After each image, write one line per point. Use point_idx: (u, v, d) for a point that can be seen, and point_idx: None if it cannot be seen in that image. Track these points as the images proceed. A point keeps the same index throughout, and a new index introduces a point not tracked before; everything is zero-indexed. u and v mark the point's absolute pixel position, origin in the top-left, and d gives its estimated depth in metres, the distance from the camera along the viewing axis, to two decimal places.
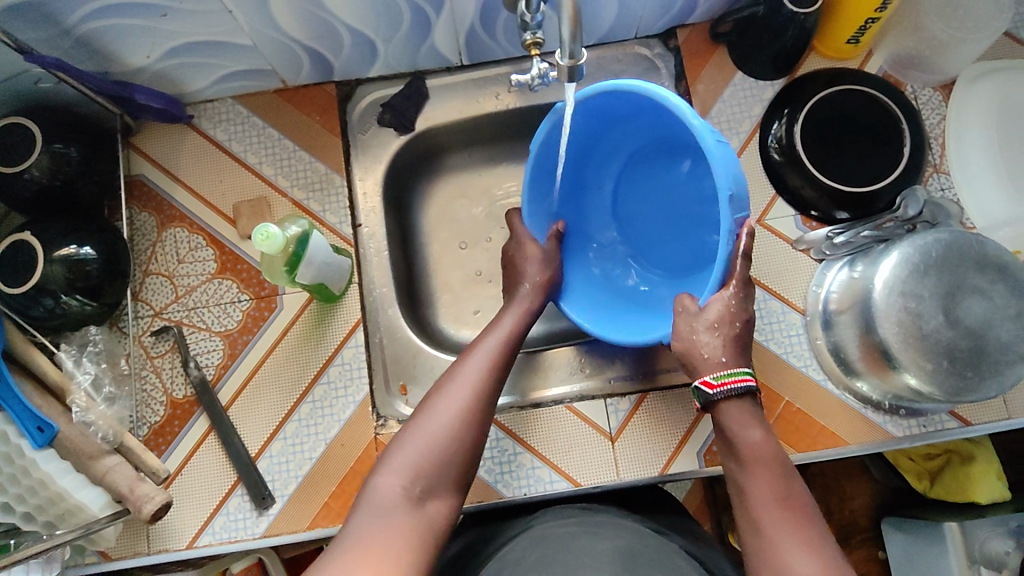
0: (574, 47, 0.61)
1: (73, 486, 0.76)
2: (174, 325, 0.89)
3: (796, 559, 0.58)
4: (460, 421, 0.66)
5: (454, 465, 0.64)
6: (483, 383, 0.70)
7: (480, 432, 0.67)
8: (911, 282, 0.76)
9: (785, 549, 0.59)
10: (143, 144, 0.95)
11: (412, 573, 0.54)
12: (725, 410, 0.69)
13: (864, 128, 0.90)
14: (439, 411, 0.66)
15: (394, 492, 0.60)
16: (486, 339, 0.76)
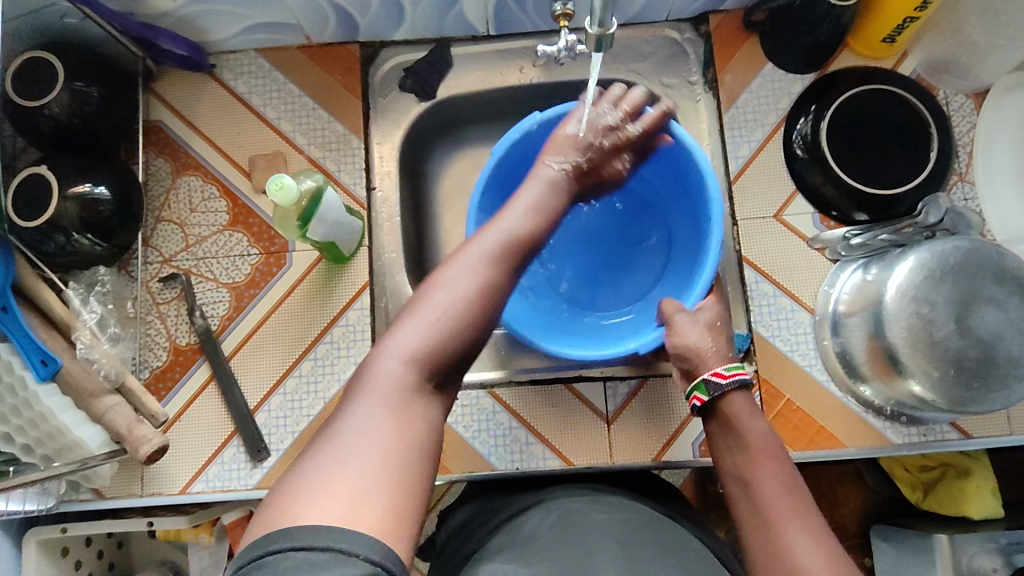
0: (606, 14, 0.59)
1: (73, 422, 0.77)
2: (183, 273, 0.90)
3: (800, 544, 0.57)
4: (478, 302, 0.60)
5: (466, 348, 0.60)
6: (500, 267, 0.64)
7: (492, 314, 0.62)
8: (925, 288, 0.75)
9: (789, 533, 0.58)
10: (163, 90, 0.94)
11: (426, 470, 0.52)
12: (729, 401, 0.69)
13: (892, 130, 0.88)
14: (450, 292, 0.60)
15: (404, 377, 0.56)
16: (507, 216, 0.68)
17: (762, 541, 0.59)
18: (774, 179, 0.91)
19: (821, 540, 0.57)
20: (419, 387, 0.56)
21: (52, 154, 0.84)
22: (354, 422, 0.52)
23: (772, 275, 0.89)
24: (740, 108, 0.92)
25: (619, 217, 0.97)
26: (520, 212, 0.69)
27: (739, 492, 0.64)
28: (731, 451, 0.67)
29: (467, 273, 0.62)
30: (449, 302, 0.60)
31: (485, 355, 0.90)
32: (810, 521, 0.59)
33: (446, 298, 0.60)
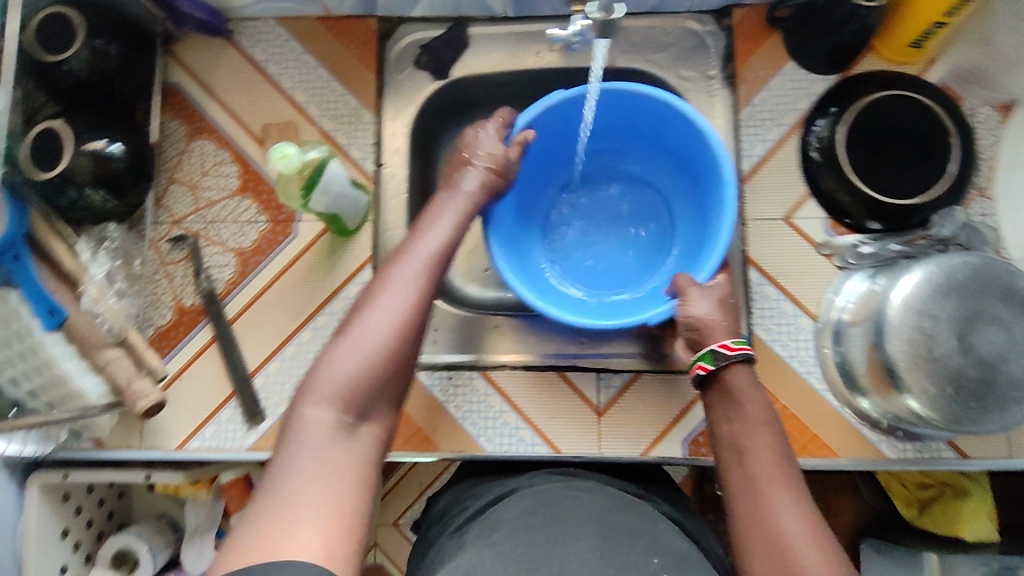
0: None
1: (75, 372, 0.80)
2: (192, 235, 0.91)
3: (784, 512, 0.59)
4: (396, 326, 0.60)
5: (392, 377, 0.59)
6: (420, 293, 0.62)
7: (415, 341, 0.61)
8: (930, 303, 0.73)
9: (775, 500, 0.60)
10: (183, 53, 0.96)
11: (356, 508, 0.51)
12: (725, 377, 0.70)
13: (912, 138, 0.86)
14: (369, 327, 0.59)
15: (326, 418, 0.55)
16: (419, 238, 0.68)
17: (749, 515, 0.60)
18: (787, 181, 0.89)
19: (811, 519, 0.58)
20: (345, 423, 0.56)
21: (70, 110, 0.86)
22: (284, 469, 0.52)
23: (777, 278, 0.87)
24: (758, 106, 0.90)
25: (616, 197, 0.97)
26: (437, 233, 0.69)
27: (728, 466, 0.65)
28: (726, 429, 0.67)
29: (386, 303, 0.61)
30: (369, 336, 0.58)
31: (481, 337, 0.90)
32: (799, 496, 0.60)
33: (365, 333, 0.59)
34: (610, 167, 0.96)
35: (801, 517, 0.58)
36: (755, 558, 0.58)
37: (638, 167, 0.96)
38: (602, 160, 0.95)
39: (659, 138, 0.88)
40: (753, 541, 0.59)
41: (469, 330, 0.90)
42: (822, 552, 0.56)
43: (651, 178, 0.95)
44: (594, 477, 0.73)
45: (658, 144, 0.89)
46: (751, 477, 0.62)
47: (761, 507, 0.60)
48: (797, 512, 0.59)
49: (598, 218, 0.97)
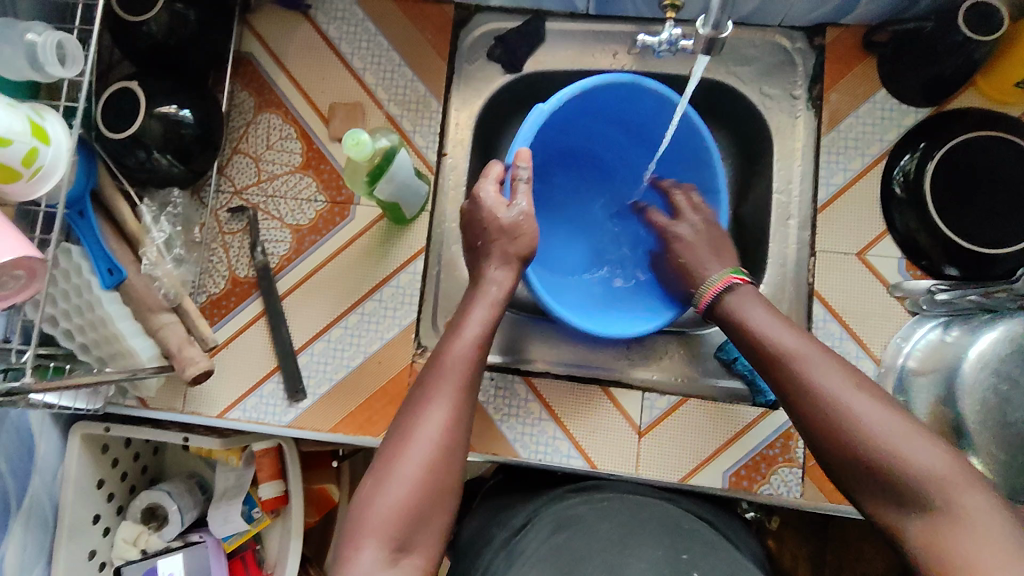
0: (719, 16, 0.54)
1: (129, 332, 0.81)
2: (251, 207, 0.91)
3: (830, 380, 0.62)
4: (431, 460, 0.65)
5: (429, 506, 0.64)
6: (451, 421, 0.68)
7: (452, 465, 0.67)
8: (1009, 364, 0.71)
9: (818, 374, 0.63)
10: (258, 24, 0.95)
11: None
12: (726, 301, 0.74)
13: (1004, 187, 0.81)
14: (408, 462, 0.65)
15: (372, 558, 0.60)
16: (444, 355, 0.72)
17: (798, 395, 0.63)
18: (864, 215, 0.85)
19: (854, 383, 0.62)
20: (389, 559, 0.61)
21: (147, 72, 0.86)
22: None
23: (844, 317, 0.83)
24: (842, 133, 0.86)
25: (579, 181, 1.03)
26: (463, 345, 0.73)
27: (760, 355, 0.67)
28: (746, 329, 0.70)
29: (421, 440, 0.66)
30: (407, 473, 0.64)
31: (526, 340, 0.90)
32: (839, 361, 0.64)
33: (405, 469, 0.64)
34: (579, 151, 1.00)
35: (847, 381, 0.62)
36: (819, 426, 0.61)
37: (607, 157, 1.01)
38: (580, 146, 0.99)
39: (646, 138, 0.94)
40: (813, 414, 0.62)
41: (515, 333, 0.90)
42: (879, 406, 0.60)
43: (614, 170, 1.01)
44: (615, 488, 0.78)
45: (642, 142, 0.96)
46: (789, 360, 0.65)
47: (804, 381, 0.63)
48: (839, 375, 0.62)
49: (557, 196, 1.02)
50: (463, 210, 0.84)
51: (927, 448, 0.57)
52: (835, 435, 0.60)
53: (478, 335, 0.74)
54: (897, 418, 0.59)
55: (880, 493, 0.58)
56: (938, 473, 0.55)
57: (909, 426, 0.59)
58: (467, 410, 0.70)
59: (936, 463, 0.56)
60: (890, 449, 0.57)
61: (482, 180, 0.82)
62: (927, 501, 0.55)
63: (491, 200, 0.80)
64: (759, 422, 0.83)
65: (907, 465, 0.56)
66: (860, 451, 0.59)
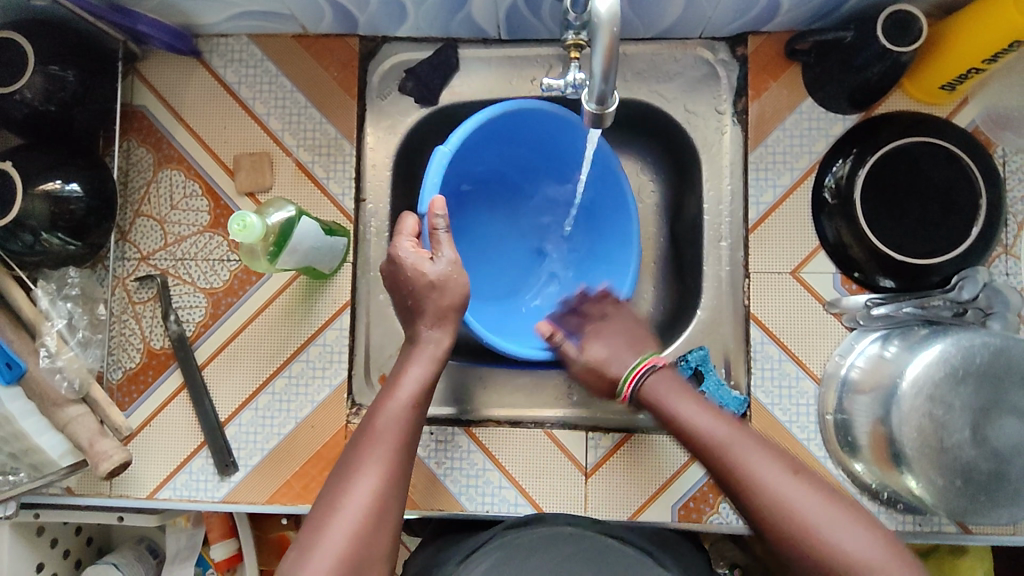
0: (606, 90, 0.54)
1: (35, 430, 0.76)
2: (159, 273, 0.86)
3: (758, 457, 0.63)
4: (366, 522, 0.62)
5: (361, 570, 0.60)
6: (386, 481, 0.64)
7: (385, 529, 0.63)
8: (945, 388, 0.67)
9: (748, 453, 0.64)
10: (148, 72, 0.88)
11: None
12: (647, 382, 0.74)
13: (935, 191, 0.79)
14: (336, 529, 0.61)
15: None
16: (381, 414, 0.69)
17: (738, 487, 0.63)
18: (796, 230, 0.82)
19: (788, 469, 0.63)
20: None
21: (26, 142, 0.79)
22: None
23: (781, 337, 0.82)
24: (770, 147, 0.83)
25: (476, 212, 0.97)
26: (403, 398, 0.70)
27: (693, 445, 0.67)
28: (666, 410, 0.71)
29: (351, 505, 0.62)
30: (332, 543, 0.60)
31: (470, 390, 0.88)
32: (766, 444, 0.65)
33: (330, 540, 0.60)
34: (504, 177, 0.96)
35: (781, 469, 0.62)
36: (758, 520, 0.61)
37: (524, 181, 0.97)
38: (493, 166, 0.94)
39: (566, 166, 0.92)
40: (759, 516, 0.61)
41: (458, 380, 0.89)
42: (817, 496, 0.61)
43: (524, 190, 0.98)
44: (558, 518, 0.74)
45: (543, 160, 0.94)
46: (722, 451, 0.65)
47: (734, 465, 0.63)
48: (776, 467, 0.63)
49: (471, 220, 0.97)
50: (384, 269, 0.78)
51: (866, 537, 0.58)
52: (774, 524, 0.60)
53: (413, 391, 0.71)
54: (827, 504, 0.60)
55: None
56: (869, 562, 0.57)
57: (835, 510, 0.60)
58: (402, 470, 0.66)
59: (873, 553, 0.57)
60: (838, 544, 0.58)
61: (398, 236, 0.77)
62: None
63: (411, 256, 0.75)
64: None
65: (843, 556, 0.57)
66: (806, 548, 0.58)
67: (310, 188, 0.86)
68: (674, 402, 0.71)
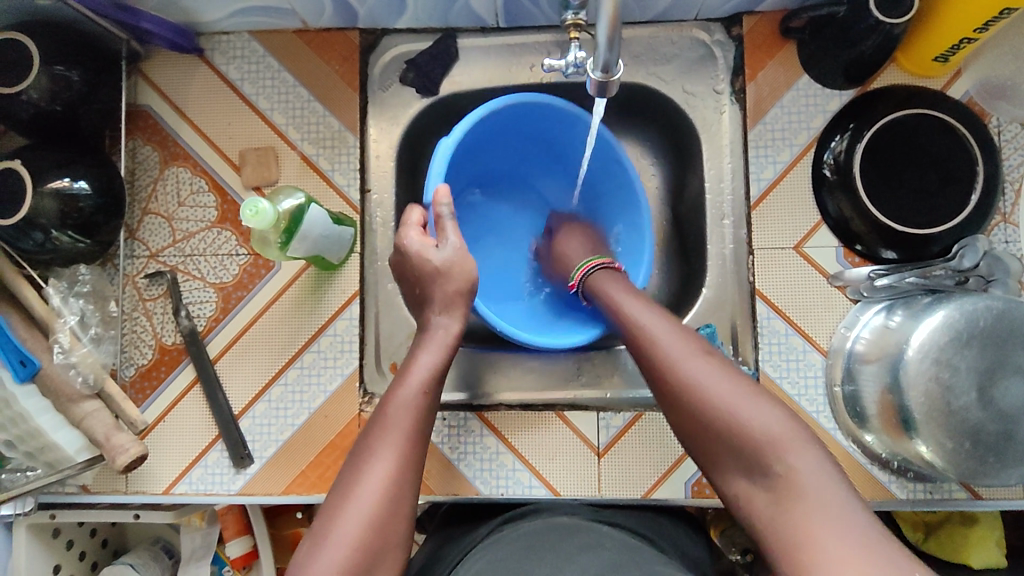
0: (611, 57, 0.55)
1: (51, 426, 0.77)
2: (169, 270, 0.86)
3: (672, 340, 0.65)
4: (380, 512, 0.61)
5: (376, 560, 0.60)
6: (400, 471, 0.64)
7: (399, 518, 0.62)
8: (950, 351, 0.68)
9: (666, 337, 0.66)
10: (152, 71, 0.89)
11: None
12: (592, 281, 0.78)
13: (933, 161, 0.80)
14: (350, 521, 0.61)
15: None
16: (390, 401, 0.68)
17: (654, 370, 0.65)
18: (797, 206, 0.84)
19: (703, 351, 0.64)
20: None
21: (34, 142, 0.80)
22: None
23: (787, 312, 0.83)
24: (768, 124, 0.84)
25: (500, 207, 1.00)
26: (415, 385, 0.69)
27: (622, 333, 0.70)
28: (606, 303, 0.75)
29: (364, 496, 0.62)
30: (346, 535, 0.60)
31: (482, 374, 0.89)
32: (687, 331, 0.67)
33: (345, 529, 0.60)
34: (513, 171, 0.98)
35: (694, 350, 0.64)
36: (668, 399, 0.63)
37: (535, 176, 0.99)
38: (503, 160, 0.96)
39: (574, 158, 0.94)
40: (667, 389, 0.63)
41: (469, 366, 0.89)
42: (723, 374, 0.62)
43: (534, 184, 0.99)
44: (558, 510, 0.76)
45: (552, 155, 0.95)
46: (645, 334, 0.67)
47: (652, 350, 0.66)
48: (687, 347, 0.64)
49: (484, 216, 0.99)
50: (393, 260, 0.80)
51: (767, 410, 0.59)
52: (681, 402, 0.62)
53: (425, 378, 0.69)
54: (733, 381, 0.61)
55: (715, 450, 0.60)
56: (766, 432, 0.57)
57: (744, 387, 0.61)
58: (413, 459, 0.65)
59: (770, 424, 0.58)
60: (731, 413, 0.59)
61: (404, 227, 0.79)
62: (760, 461, 0.57)
63: (417, 244, 0.77)
64: None
65: (739, 427, 0.58)
66: (707, 423, 0.60)
67: (315, 180, 0.87)
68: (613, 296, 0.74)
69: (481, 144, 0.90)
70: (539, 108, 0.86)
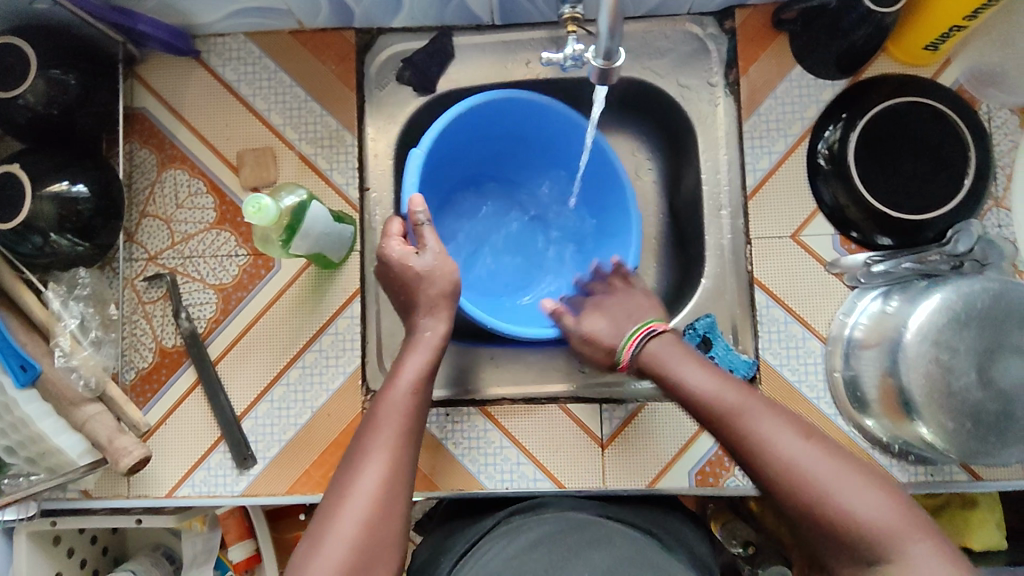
0: (612, 45, 0.57)
1: (53, 430, 0.76)
2: (168, 272, 0.86)
3: (768, 424, 0.63)
4: (376, 510, 0.62)
5: (375, 559, 0.60)
6: (393, 469, 0.64)
7: (396, 514, 0.62)
8: (947, 333, 0.69)
9: (758, 420, 0.63)
10: (147, 75, 0.89)
11: None
12: (648, 349, 0.73)
13: (926, 149, 0.81)
14: (345, 520, 0.61)
15: None
16: (381, 406, 0.68)
17: (750, 458, 0.63)
18: (793, 196, 0.84)
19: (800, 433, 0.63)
20: None
21: (32, 147, 0.80)
22: None
23: (785, 299, 0.84)
24: (762, 116, 0.85)
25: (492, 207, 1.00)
26: (405, 386, 0.70)
27: (702, 413, 0.67)
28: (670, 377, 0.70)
29: (359, 493, 0.62)
30: (343, 532, 0.60)
31: (478, 369, 0.88)
32: (779, 413, 0.64)
33: (341, 527, 0.60)
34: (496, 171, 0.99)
35: (793, 435, 0.62)
36: (771, 488, 0.61)
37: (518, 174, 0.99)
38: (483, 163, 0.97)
39: (555, 148, 0.94)
40: (768, 478, 0.61)
41: (470, 361, 0.90)
42: (825, 458, 0.61)
43: (518, 180, 0.99)
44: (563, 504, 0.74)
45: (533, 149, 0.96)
46: (730, 412, 0.65)
47: (746, 435, 0.63)
48: (785, 431, 0.62)
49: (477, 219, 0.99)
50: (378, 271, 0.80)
51: (877, 499, 0.58)
52: (786, 491, 0.60)
53: (416, 377, 0.70)
54: (838, 466, 0.60)
55: (828, 540, 0.59)
56: (879, 524, 0.57)
57: (849, 472, 0.60)
58: (407, 456, 0.66)
59: (885, 514, 0.57)
60: (842, 503, 0.58)
61: (385, 238, 0.78)
62: (881, 554, 0.56)
63: (399, 252, 0.76)
64: None
65: (851, 517, 0.57)
66: (815, 513, 0.59)
67: (313, 179, 0.87)
68: (676, 366, 0.70)
69: (456, 150, 0.91)
70: (519, 105, 0.86)
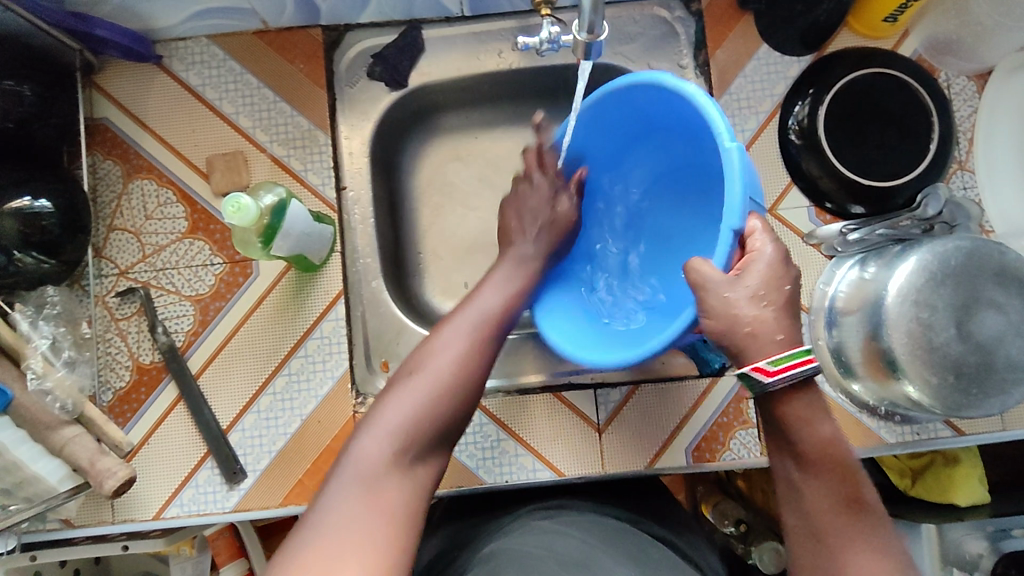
0: (595, 18, 0.57)
1: (30, 457, 0.71)
2: (141, 286, 0.83)
3: (861, 558, 0.55)
4: (460, 374, 0.64)
5: (445, 424, 0.62)
6: (478, 345, 0.67)
7: (467, 402, 0.64)
8: (926, 292, 0.71)
9: (851, 548, 0.56)
10: (107, 83, 0.86)
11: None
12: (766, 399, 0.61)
13: (894, 117, 0.83)
14: (434, 370, 0.63)
15: (380, 457, 0.57)
16: (477, 300, 0.72)
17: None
18: (767, 174, 0.86)
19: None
20: (396, 459, 0.57)
21: None
22: (325, 508, 0.54)
23: None
24: (733, 94, 0.87)
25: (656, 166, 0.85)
26: (496, 291, 0.74)
27: (798, 525, 0.59)
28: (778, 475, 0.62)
29: (448, 351, 0.65)
30: (432, 378, 0.62)
31: None
32: (882, 546, 0.56)
33: (428, 378, 0.63)
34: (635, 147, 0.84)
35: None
36: None
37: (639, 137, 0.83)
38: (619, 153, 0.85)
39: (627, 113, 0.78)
40: None
41: None
42: None
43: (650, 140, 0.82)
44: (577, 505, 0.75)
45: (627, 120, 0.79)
46: (826, 531, 0.57)
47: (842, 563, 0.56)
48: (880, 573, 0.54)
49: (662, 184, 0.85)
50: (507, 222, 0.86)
51: None
52: None
53: (510, 294, 0.74)
54: None
55: None
56: None
57: None
58: (487, 365, 0.67)
59: None
60: None
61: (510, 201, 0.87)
62: None
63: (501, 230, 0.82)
64: (711, 391, 0.83)
65: None
66: None
67: (288, 181, 0.85)
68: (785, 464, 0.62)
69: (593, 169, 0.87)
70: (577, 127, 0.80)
